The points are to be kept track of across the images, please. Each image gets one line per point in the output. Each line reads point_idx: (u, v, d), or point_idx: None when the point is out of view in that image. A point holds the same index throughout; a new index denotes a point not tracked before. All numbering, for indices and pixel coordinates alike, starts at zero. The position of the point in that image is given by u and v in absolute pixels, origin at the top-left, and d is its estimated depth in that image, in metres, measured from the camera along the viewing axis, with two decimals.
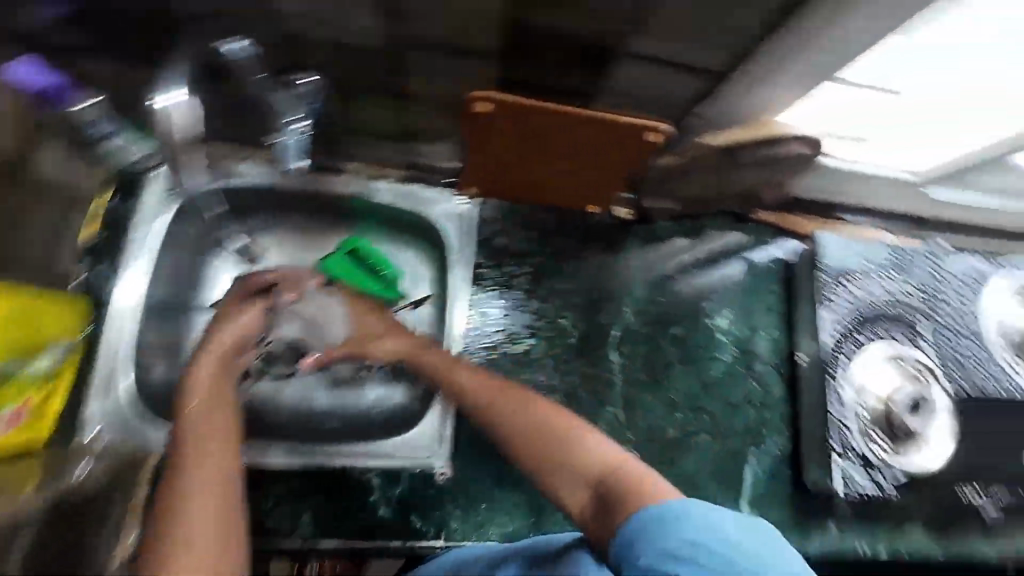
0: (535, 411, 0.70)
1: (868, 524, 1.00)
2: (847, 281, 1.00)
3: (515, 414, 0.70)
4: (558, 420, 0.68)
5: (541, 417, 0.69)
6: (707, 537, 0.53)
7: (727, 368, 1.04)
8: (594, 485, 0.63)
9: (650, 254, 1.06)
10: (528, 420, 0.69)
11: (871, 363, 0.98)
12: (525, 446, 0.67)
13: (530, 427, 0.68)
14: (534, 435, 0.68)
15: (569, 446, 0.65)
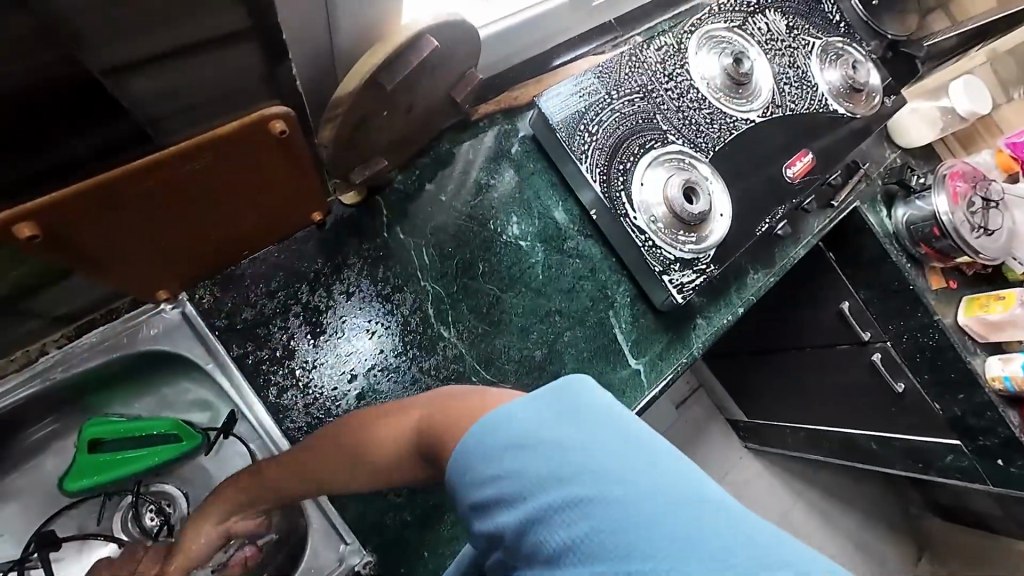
0: (335, 436, 0.59)
1: (719, 298, 1.11)
2: (581, 125, 0.98)
3: (323, 455, 0.59)
4: (354, 429, 0.57)
5: (342, 442, 0.57)
6: (512, 454, 0.40)
7: (546, 264, 1.02)
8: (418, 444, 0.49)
9: (409, 216, 0.96)
10: (334, 457, 0.58)
11: (641, 180, 0.99)
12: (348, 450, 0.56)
13: (339, 458, 0.58)
14: (346, 460, 0.57)
15: (375, 448, 0.54)
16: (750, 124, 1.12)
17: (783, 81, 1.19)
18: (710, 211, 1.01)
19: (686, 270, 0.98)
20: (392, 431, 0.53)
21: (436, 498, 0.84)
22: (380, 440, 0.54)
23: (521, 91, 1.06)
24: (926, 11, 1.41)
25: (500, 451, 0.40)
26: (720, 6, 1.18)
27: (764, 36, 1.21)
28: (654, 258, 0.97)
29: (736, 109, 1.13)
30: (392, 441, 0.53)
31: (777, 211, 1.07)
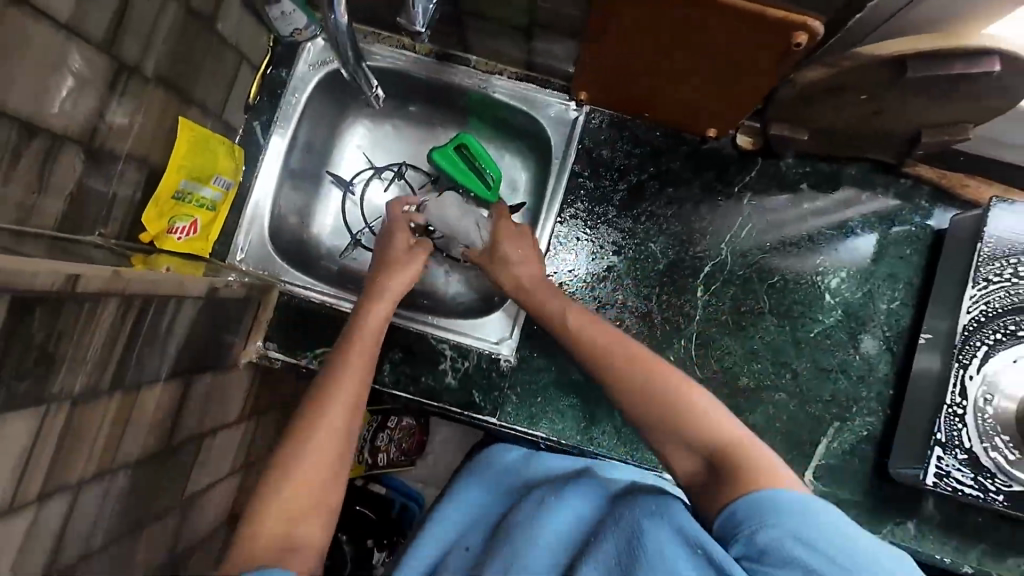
0: (664, 378, 0.67)
1: (953, 533, 0.90)
2: (1012, 259, 0.82)
3: (633, 378, 0.68)
4: (717, 420, 0.64)
5: (683, 417, 0.65)
6: (773, 514, 0.55)
7: (827, 331, 0.94)
8: (711, 453, 0.63)
9: (766, 193, 0.96)
10: (679, 398, 0.66)
11: (1020, 357, 0.80)
12: (663, 395, 0.66)
13: (679, 408, 0.65)
14: (670, 412, 0.66)
15: (693, 422, 0.65)
16: None
17: None
18: None
19: (968, 470, 0.79)
20: (746, 453, 0.62)
21: (578, 375, 0.95)
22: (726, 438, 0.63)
23: (973, 185, 0.93)
24: None
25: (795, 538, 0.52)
26: None
27: None
28: (946, 425, 0.80)
29: None
30: (749, 476, 0.59)
31: None
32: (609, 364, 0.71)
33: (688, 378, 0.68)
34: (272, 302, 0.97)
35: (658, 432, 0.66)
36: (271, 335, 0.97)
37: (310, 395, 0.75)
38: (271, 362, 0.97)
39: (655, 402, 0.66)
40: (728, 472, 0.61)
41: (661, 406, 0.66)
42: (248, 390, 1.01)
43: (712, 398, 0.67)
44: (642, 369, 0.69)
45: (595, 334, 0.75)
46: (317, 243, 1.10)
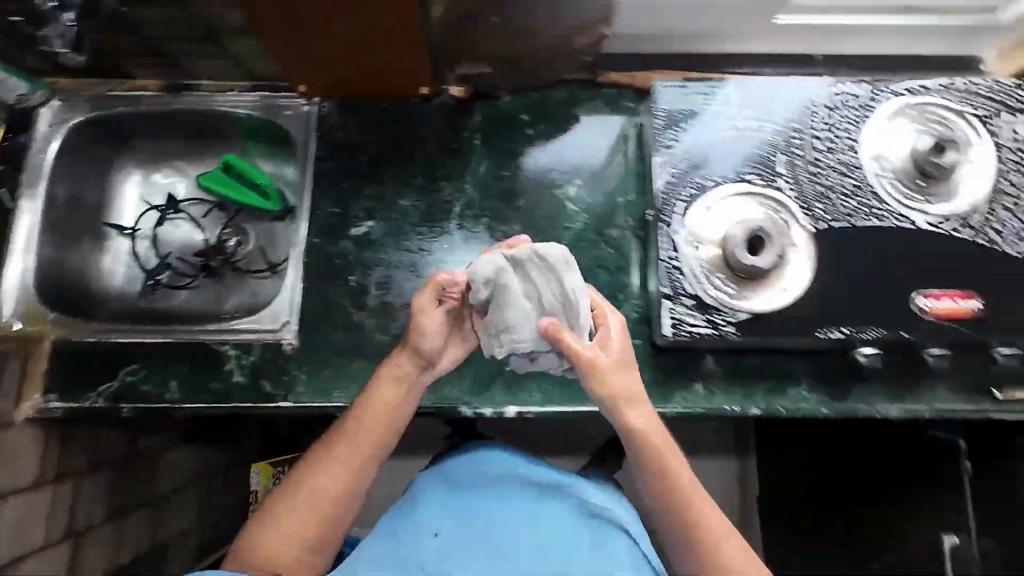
0: (652, 443, 0.76)
1: (733, 381, 0.97)
2: (685, 123, 0.92)
3: (642, 457, 0.75)
4: (719, 549, 0.74)
5: (652, 442, 0.76)
6: None
7: (578, 235, 1.01)
8: (670, 499, 0.76)
9: (493, 130, 1.05)
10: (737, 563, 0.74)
11: (712, 204, 0.89)
12: (655, 455, 0.75)
13: (703, 554, 0.74)
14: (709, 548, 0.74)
15: (671, 479, 0.76)
16: (907, 223, 0.88)
17: (1005, 204, 0.89)
18: (773, 275, 0.86)
19: (697, 313, 0.86)
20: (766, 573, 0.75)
21: (362, 339, 0.98)
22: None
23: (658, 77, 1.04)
24: None
25: None
26: (972, 84, 0.93)
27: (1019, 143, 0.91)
28: (668, 280, 0.87)
29: (902, 199, 0.89)
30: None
31: (870, 330, 0.85)
32: (654, 448, 0.76)
33: (667, 438, 0.78)
34: (42, 354, 0.99)
35: (651, 491, 0.77)
36: (48, 388, 0.98)
37: (301, 466, 0.78)
38: (54, 414, 0.97)
39: (643, 442, 0.75)
40: (689, 528, 0.75)
41: (649, 457, 0.76)
42: (45, 454, 0.96)
43: (696, 484, 0.77)
44: (659, 432, 0.76)
45: (639, 421, 0.76)
46: (102, 289, 1.11)
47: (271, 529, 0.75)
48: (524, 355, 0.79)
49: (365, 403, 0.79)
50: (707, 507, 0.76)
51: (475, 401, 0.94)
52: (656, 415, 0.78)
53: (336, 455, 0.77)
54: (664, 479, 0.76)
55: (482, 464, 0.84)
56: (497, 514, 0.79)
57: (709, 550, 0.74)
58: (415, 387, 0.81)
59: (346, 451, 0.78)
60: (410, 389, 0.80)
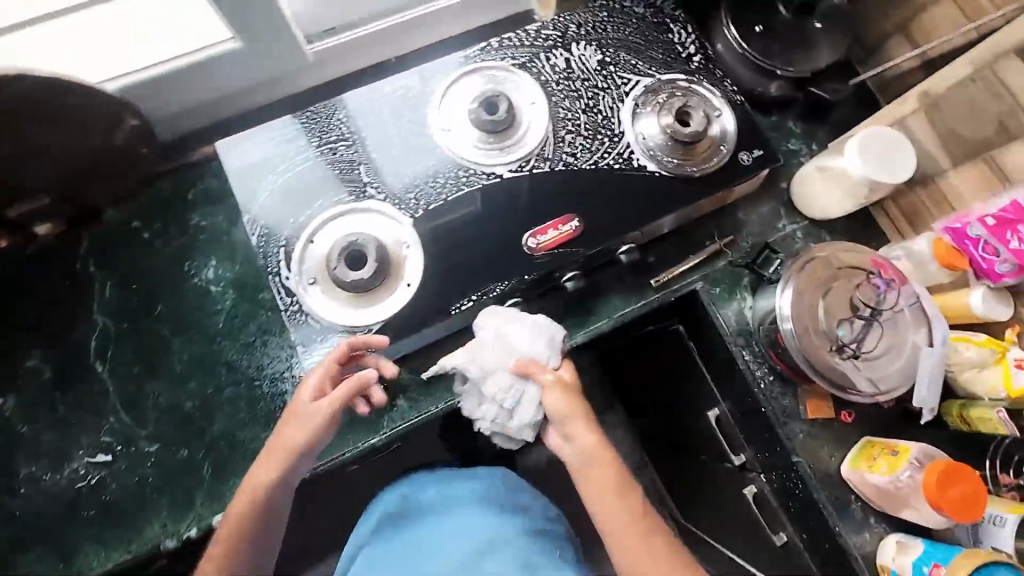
0: (601, 466, 0.80)
1: (432, 381, 0.98)
2: (262, 174, 0.93)
3: (596, 473, 0.80)
4: (648, 551, 0.76)
5: (614, 476, 0.80)
6: None
7: (232, 312, 0.98)
8: (608, 523, 0.78)
9: (107, 250, 1.00)
10: (646, 542, 0.76)
11: (311, 237, 0.90)
12: (614, 470, 0.80)
13: (623, 541, 0.77)
14: (644, 551, 0.76)
15: (597, 457, 0.80)
16: (493, 178, 0.94)
17: (565, 128, 0.98)
18: (388, 277, 0.88)
19: (331, 344, 0.85)
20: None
21: (34, 525, 0.88)
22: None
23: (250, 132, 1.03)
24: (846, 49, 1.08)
25: None
26: (503, 41, 1.02)
27: (558, 73, 1.01)
28: (294, 325, 0.86)
29: (481, 160, 0.95)
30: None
31: (494, 287, 0.89)
32: (602, 470, 0.80)
33: (616, 458, 0.81)
34: None
35: (597, 501, 0.79)
36: None
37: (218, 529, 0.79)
38: None
39: (603, 469, 0.80)
40: (625, 547, 0.77)
41: (595, 466, 0.80)
42: None
43: (639, 494, 0.80)
44: (593, 462, 0.81)
45: (548, 401, 0.81)
46: None
47: (198, 573, 0.78)
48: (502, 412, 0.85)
49: (244, 484, 0.79)
50: (655, 535, 0.77)
51: (178, 526, 0.88)
52: (626, 488, 0.79)
53: (243, 496, 0.78)
54: (585, 460, 0.80)
55: (472, 480, 0.92)
56: (439, 532, 0.83)
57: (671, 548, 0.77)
58: (290, 444, 0.78)
59: (267, 490, 0.78)
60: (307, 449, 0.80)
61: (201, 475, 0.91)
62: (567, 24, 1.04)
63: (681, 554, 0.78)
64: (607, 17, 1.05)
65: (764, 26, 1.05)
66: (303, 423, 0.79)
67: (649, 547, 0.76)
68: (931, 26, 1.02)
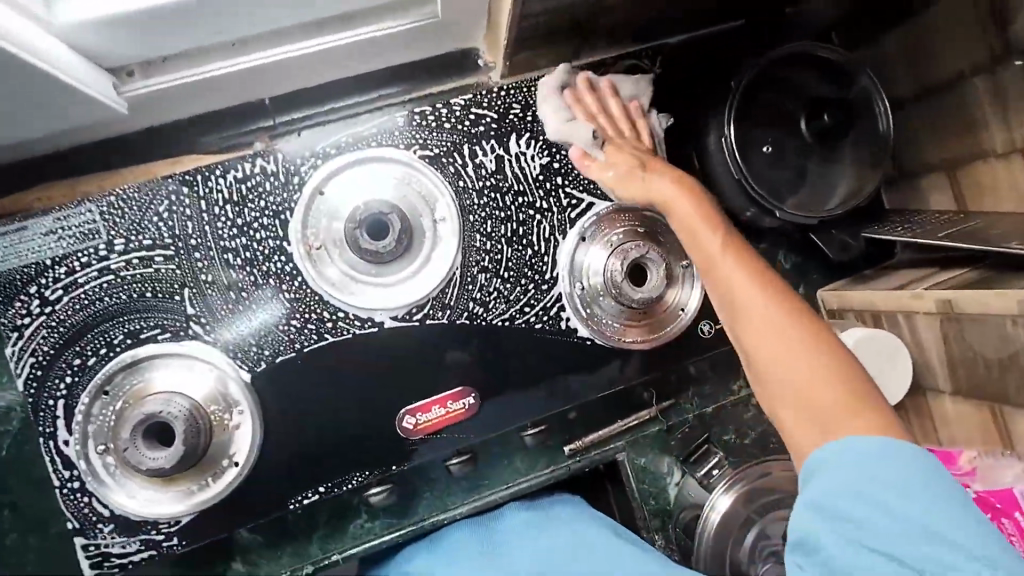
0: (726, 264, 0.61)
1: (281, 544, 0.80)
2: (33, 285, 0.65)
3: (721, 280, 0.61)
4: (802, 374, 0.54)
5: (744, 295, 0.59)
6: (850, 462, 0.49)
7: (16, 439, 0.75)
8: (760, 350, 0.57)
9: None
10: (790, 325, 0.56)
11: (104, 387, 0.66)
12: (758, 275, 0.59)
13: (762, 365, 0.57)
14: (804, 397, 0.54)
15: (724, 282, 0.61)
16: (371, 328, 0.70)
17: (481, 263, 0.73)
18: (208, 457, 0.67)
19: (123, 539, 0.66)
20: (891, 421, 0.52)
21: None
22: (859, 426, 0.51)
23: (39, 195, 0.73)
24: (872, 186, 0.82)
25: (851, 458, 0.49)
26: (415, 119, 0.73)
27: (485, 180, 0.74)
28: (72, 509, 0.65)
29: (358, 302, 0.70)
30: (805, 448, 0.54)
31: (351, 478, 0.70)
32: (688, 203, 0.65)
33: (773, 279, 0.59)
34: None
35: (738, 288, 0.59)
36: None
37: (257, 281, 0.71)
38: None
39: (729, 300, 0.60)
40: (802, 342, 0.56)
41: (726, 288, 0.60)
42: None
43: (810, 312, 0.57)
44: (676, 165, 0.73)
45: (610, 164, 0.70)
46: None
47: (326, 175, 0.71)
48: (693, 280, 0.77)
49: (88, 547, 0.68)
50: (812, 374, 0.54)
51: None
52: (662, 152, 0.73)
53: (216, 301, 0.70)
54: (665, 208, 0.67)
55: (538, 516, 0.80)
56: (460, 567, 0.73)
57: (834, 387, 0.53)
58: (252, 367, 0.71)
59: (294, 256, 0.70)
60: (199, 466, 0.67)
61: None
62: (510, 106, 0.75)
63: (827, 335, 0.56)
64: None
65: (772, 144, 0.82)
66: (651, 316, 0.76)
67: (839, 368, 0.54)
68: (985, 187, 0.77)
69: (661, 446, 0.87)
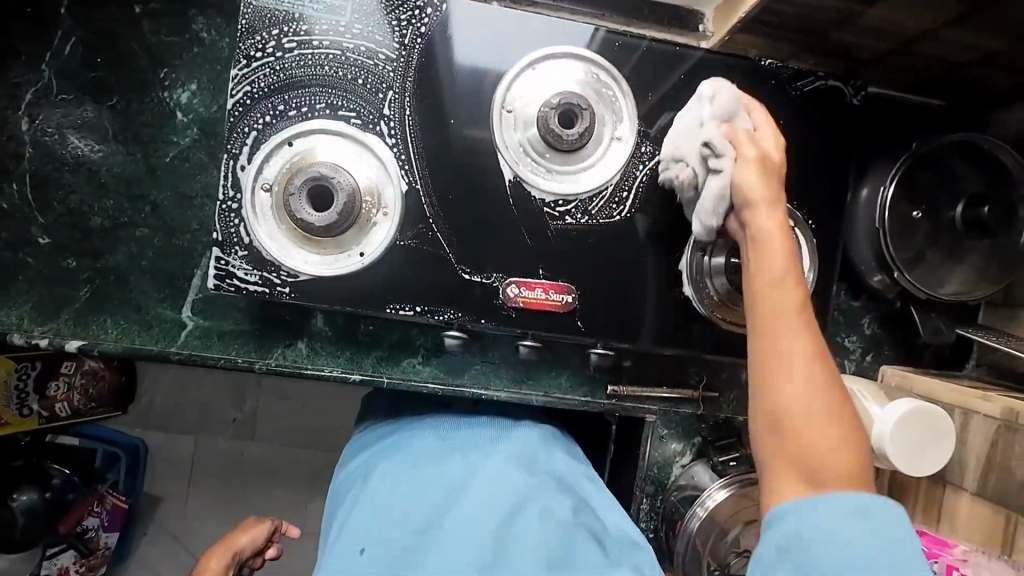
0: (788, 341, 0.59)
1: (343, 346, 0.89)
2: (275, 29, 0.73)
3: (809, 364, 0.58)
4: (813, 452, 0.56)
5: (788, 354, 0.58)
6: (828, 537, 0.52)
7: (184, 154, 0.85)
8: (801, 450, 0.56)
9: (85, 1, 0.82)
10: (820, 374, 0.58)
11: (290, 139, 0.73)
12: (792, 343, 0.59)
13: (794, 461, 0.56)
14: (833, 471, 0.55)
15: (775, 378, 0.58)
16: (518, 198, 0.78)
17: (631, 190, 0.80)
18: (344, 236, 0.74)
19: (249, 267, 0.74)
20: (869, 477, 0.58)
21: None
22: (849, 483, 0.55)
23: None
24: (986, 294, 0.86)
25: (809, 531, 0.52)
26: (637, 44, 0.79)
27: (667, 123, 0.80)
28: (222, 224, 0.73)
29: (522, 171, 0.77)
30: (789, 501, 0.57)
31: (443, 313, 0.77)
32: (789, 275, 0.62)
33: (802, 325, 0.60)
34: None
35: (793, 359, 0.58)
36: None
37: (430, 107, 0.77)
38: None
39: (806, 375, 0.57)
40: (816, 409, 0.57)
41: (764, 390, 0.59)
42: None
43: (817, 355, 0.59)
44: (770, 220, 0.63)
45: (737, 184, 0.65)
46: None
47: (541, 54, 0.77)
48: None
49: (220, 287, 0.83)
50: (839, 443, 0.56)
51: (34, 328, 0.83)
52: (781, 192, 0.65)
53: None
54: (762, 314, 0.61)
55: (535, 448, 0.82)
56: (424, 454, 0.79)
57: (847, 460, 0.56)
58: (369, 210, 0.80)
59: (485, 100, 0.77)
60: (332, 238, 0.74)
61: (78, 294, 0.84)
62: (718, 72, 0.80)
63: (844, 396, 0.58)
64: (769, 89, 0.81)
65: (923, 214, 0.85)
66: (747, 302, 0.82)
67: (837, 436, 0.56)
68: None
69: (688, 423, 0.95)
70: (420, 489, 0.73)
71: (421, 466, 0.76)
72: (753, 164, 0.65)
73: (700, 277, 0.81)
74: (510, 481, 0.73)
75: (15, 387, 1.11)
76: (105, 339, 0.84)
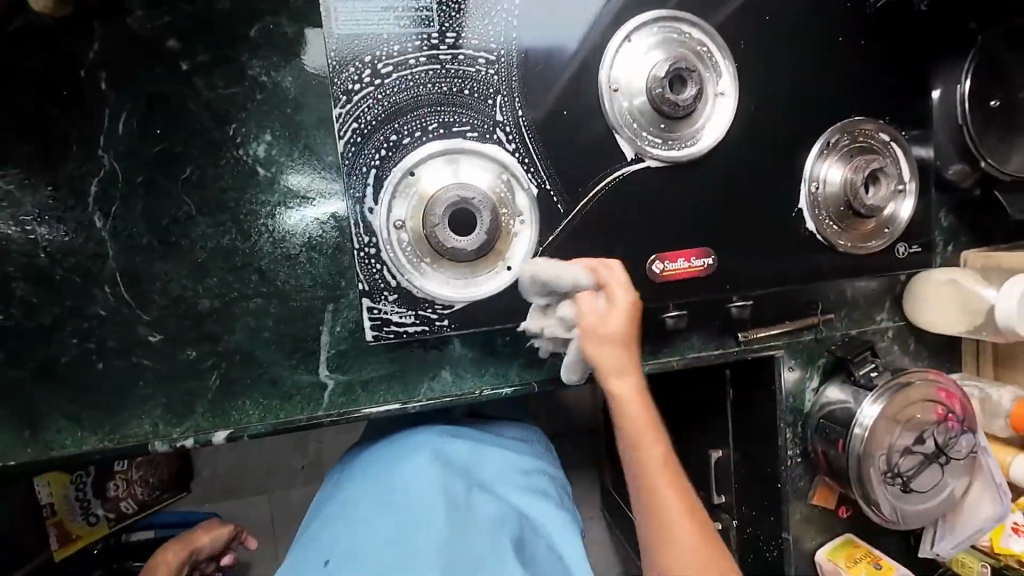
0: (655, 486, 0.63)
1: (486, 363, 0.88)
2: (367, 55, 0.68)
3: (658, 501, 0.63)
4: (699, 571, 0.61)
5: (658, 493, 0.63)
6: None
7: (277, 211, 0.79)
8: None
9: (125, 69, 0.74)
10: (679, 519, 0.63)
11: (412, 168, 0.70)
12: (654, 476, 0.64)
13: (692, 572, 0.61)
14: None
15: (660, 505, 0.63)
16: (643, 175, 0.77)
17: (741, 143, 0.81)
18: (490, 254, 0.73)
19: (403, 309, 0.72)
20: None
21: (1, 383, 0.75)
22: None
23: None
24: None
25: None
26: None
27: (760, 67, 0.80)
28: (366, 273, 0.70)
29: (644, 149, 0.76)
30: None
31: None
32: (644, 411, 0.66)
33: (675, 476, 0.65)
34: None
35: (650, 515, 0.63)
36: None
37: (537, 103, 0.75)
38: None
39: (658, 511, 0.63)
40: (655, 550, 0.63)
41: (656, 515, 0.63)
42: None
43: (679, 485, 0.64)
44: (629, 392, 0.65)
45: (610, 316, 0.65)
46: None
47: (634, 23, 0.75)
48: (895, 202, 0.87)
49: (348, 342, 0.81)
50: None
51: (173, 430, 0.78)
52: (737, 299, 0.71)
53: None
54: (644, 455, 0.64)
55: (517, 470, 0.79)
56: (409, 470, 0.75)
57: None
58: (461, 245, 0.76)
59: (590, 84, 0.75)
60: (481, 257, 0.72)
61: (208, 383, 0.79)
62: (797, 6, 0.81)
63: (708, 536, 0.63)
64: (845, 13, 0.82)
65: (998, 102, 0.90)
66: (863, 220, 0.85)
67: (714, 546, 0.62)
68: None
69: (812, 350, 1.00)
70: (394, 506, 0.69)
71: (396, 484, 0.72)
72: (619, 313, 0.65)
73: (818, 209, 0.84)
74: (487, 506, 0.71)
75: (76, 496, 1.11)
76: (250, 421, 0.80)
